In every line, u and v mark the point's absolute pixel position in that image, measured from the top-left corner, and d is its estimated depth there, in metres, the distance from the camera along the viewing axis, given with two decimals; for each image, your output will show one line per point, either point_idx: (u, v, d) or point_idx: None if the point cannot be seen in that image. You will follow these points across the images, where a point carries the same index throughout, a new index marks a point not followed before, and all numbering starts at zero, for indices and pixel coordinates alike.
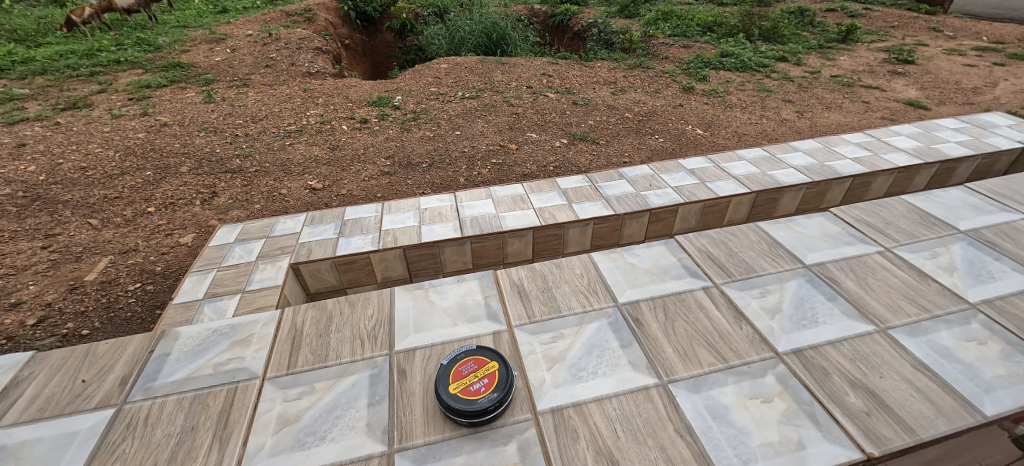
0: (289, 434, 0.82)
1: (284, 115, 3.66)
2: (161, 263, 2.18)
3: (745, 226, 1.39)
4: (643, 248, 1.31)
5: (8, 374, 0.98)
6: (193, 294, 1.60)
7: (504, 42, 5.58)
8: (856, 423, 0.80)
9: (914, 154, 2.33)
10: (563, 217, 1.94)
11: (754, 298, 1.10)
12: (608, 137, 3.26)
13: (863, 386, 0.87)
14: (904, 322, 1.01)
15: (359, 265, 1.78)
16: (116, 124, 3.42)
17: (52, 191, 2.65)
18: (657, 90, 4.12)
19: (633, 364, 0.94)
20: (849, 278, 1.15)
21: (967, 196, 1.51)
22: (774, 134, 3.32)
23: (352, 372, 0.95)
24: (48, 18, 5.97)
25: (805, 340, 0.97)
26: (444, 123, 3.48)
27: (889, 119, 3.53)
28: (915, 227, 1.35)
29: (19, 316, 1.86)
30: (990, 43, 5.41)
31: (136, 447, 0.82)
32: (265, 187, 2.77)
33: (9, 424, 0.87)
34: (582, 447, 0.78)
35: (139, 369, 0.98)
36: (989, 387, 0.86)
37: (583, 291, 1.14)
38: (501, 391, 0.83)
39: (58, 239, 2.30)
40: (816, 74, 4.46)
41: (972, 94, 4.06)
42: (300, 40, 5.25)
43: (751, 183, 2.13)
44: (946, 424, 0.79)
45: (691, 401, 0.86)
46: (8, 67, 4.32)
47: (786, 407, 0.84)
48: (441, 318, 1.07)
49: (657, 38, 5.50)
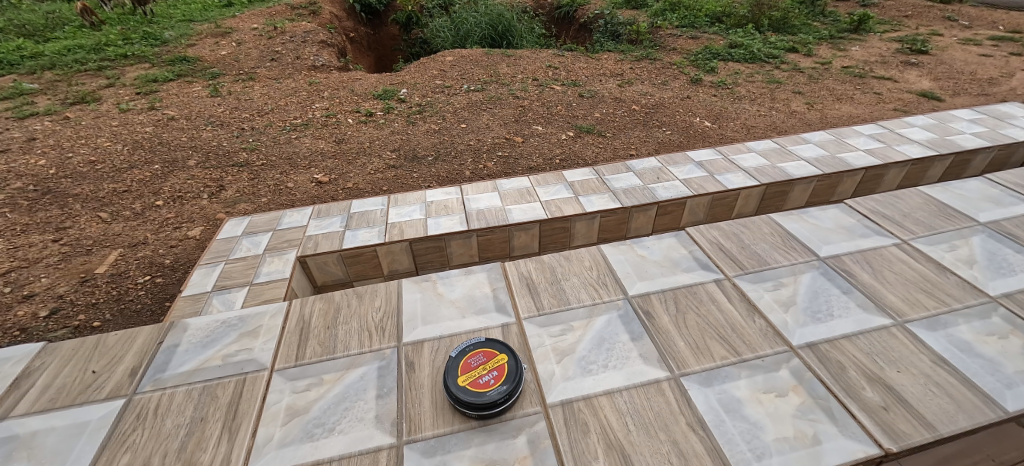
0: (298, 425, 0.82)
1: (290, 108, 3.66)
2: (169, 256, 2.20)
3: (757, 219, 1.37)
4: (653, 240, 1.29)
5: (21, 364, 0.99)
6: (201, 286, 1.61)
7: (510, 33, 5.51)
8: (873, 418, 0.78)
9: (928, 145, 2.28)
10: (570, 210, 1.92)
11: (767, 291, 1.08)
12: (615, 130, 3.22)
13: (880, 381, 0.85)
14: (922, 315, 0.99)
15: (366, 258, 1.77)
16: (124, 118, 3.43)
17: (63, 184, 2.67)
18: (664, 82, 4.07)
19: (643, 357, 0.92)
20: (865, 271, 1.12)
21: (988, 187, 1.47)
22: (784, 126, 3.26)
23: (361, 363, 0.95)
24: (56, 13, 5.99)
25: (820, 334, 0.95)
26: (450, 116, 3.46)
27: (901, 111, 3.46)
28: (933, 219, 1.31)
29: (31, 308, 1.88)
30: (1007, 33, 5.27)
31: (147, 437, 0.82)
32: (271, 181, 2.77)
33: (21, 413, 0.87)
34: (593, 441, 0.77)
35: (149, 359, 0.99)
36: (1011, 382, 0.84)
37: (592, 283, 1.13)
38: (511, 384, 0.82)
39: (69, 233, 2.32)
40: (827, 65, 4.38)
41: (988, 85, 3.98)
42: (305, 33, 5.21)
43: (761, 175, 2.10)
44: (967, 420, 0.77)
45: (702, 395, 0.84)
46: (18, 62, 4.37)
47: (800, 402, 0.82)
48: (449, 309, 1.06)
49: (664, 29, 5.42)
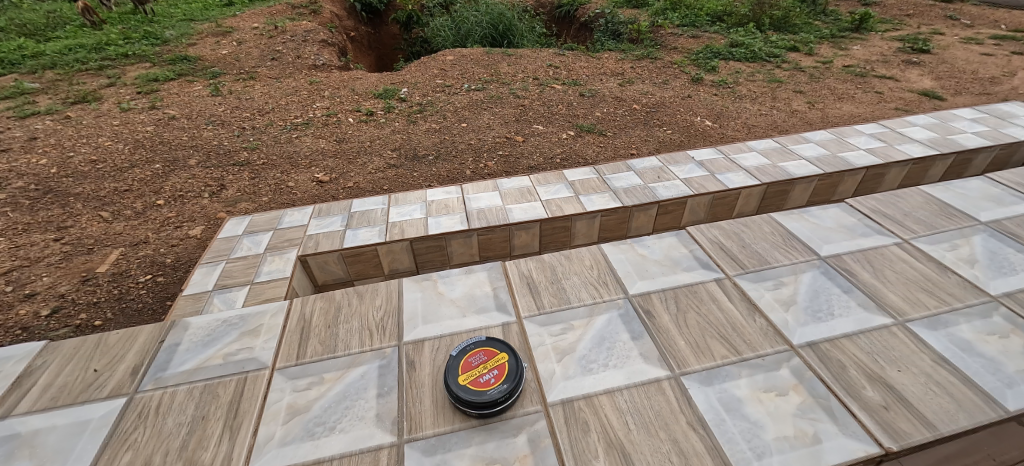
0: (299, 424, 0.82)
1: (291, 107, 3.66)
2: (170, 255, 2.20)
3: (758, 218, 1.37)
4: (654, 239, 1.29)
5: (22, 363, 0.99)
6: (202, 285, 1.62)
7: (511, 33, 5.51)
8: (873, 417, 0.78)
9: (929, 145, 2.27)
10: (570, 209, 1.92)
11: (768, 290, 1.08)
12: (615, 129, 3.22)
13: (881, 380, 0.85)
14: (923, 315, 0.99)
15: (366, 257, 1.78)
16: (125, 118, 3.43)
17: (64, 184, 2.68)
18: (665, 81, 4.06)
19: (644, 356, 0.92)
20: (866, 270, 1.12)
21: (989, 186, 1.47)
22: (785, 125, 3.26)
23: (361, 362, 0.95)
24: (57, 12, 5.99)
25: (820, 334, 0.95)
26: (450, 115, 3.46)
27: (903, 110, 3.45)
28: (934, 219, 1.31)
29: (33, 306, 1.89)
30: (1009, 32, 5.25)
31: (148, 436, 0.82)
32: (272, 180, 2.77)
33: (23, 412, 0.88)
34: (593, 440, 0.77)
35: (150, 358, 0.99)
36: (1011, 381, 0.84)
37: (592, 282, 1.13)
38: (511, 383, 0.82)
39: (70, 232, 2.32)
40: (828, 64, 4.36)
41: (989, 84, 3.97)
42: (305, 32, 5.21)
43: (762, 175, 2.09)
44: (968, 420, 0.77)
45: (703, 394, 0.84)
46: (19, 62, 4.37)
47: (801, 401, 0.82)
48: (450, 308, 1.06)
49: (665, 28, 5.41)
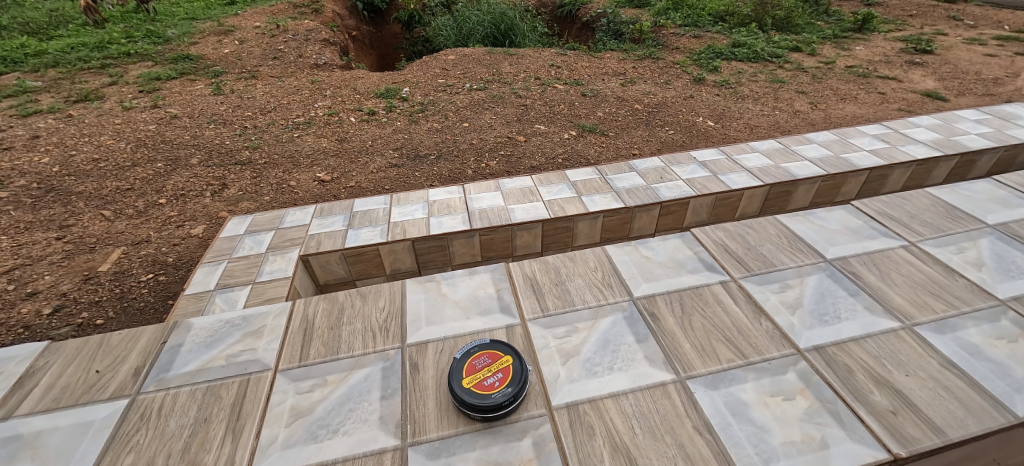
0: (302, 426, 0.82)
1: (293, 107, 3.66)
2: (172, 254, 2.20)
3: (763, 220, 1.36)
4: (658, 241, 1.28)
5: (25, 363, 0.99)
6: (204, 284, 1.62)
7: (513, 32, 5.50)
8: (881, 422, 0.78)
9: (933, 146, 2.26)
10: (573, 209, 1.91)
11: (774, 293, 1.07)
12: (617, 129, 3.21)
13: (888, 384, 0.84)
14: (930, 318, 0.98)
15: (368, 257, 1.77)
16: (127, 117, 3.43)
17: (66, 182, 2.68)
18: (667, 81, 4.05)
19: (649, 359, 0.92)
20: (872, 273, 1.11)
21: (995, 188, 1.46)
22: (787, 126, 3.25)
23: (365, 364, 0.94)
24: (59, 10, 5.98)
25: (827, 337, 0.94)
26: (452, 115, 3.45)
27: (905, 111, 3.44)
28: (940, 221, 1.30)
29: (35, 305, 1.89)
30: (1013, 33, 5.22)
31: (151, 437, 0.82)
32: (274, 179, 2.77)
33: (25, 413, 0.87)
34: (598, 443, 0.77)
35: (152, 359, 0.98)
36: (1020, 387, 0.83)
37: (597, 284, 1.12)
38: (516, 386, 0.82)
39: (72, 231, 2.32)
40: (831, 64, 4.35)
41: (993, 85, 3.96)
42: (307, 31, 5.21)
43: (765, 175, 2.08)
44: (977, 425, 0.77)
45: (709, 398, 0.84)
46: (20, 60, 4.37)
47: (808, 405, 0.82)
48: (453, 310, 1.06)
49: (667, 28, 5.40)
